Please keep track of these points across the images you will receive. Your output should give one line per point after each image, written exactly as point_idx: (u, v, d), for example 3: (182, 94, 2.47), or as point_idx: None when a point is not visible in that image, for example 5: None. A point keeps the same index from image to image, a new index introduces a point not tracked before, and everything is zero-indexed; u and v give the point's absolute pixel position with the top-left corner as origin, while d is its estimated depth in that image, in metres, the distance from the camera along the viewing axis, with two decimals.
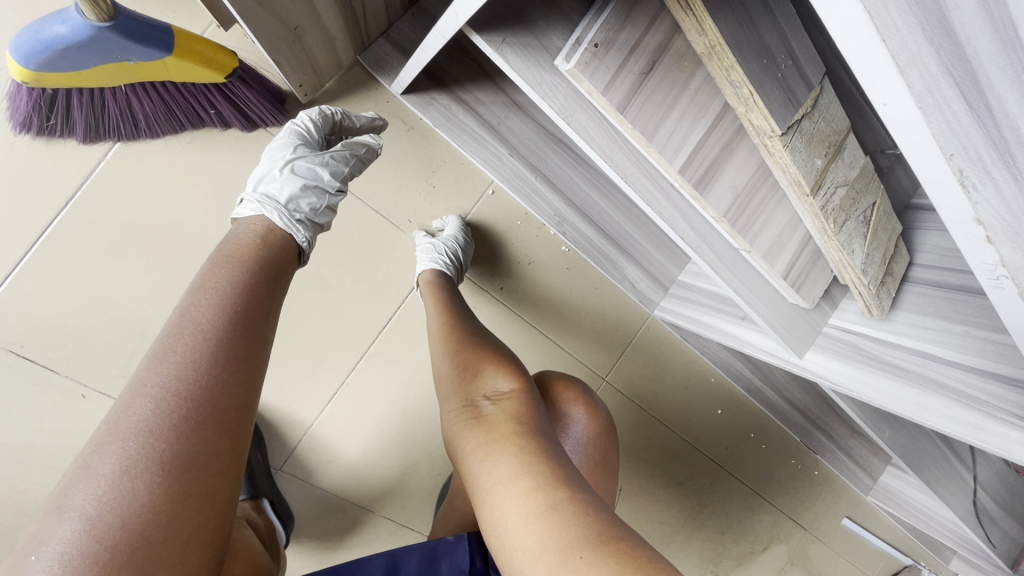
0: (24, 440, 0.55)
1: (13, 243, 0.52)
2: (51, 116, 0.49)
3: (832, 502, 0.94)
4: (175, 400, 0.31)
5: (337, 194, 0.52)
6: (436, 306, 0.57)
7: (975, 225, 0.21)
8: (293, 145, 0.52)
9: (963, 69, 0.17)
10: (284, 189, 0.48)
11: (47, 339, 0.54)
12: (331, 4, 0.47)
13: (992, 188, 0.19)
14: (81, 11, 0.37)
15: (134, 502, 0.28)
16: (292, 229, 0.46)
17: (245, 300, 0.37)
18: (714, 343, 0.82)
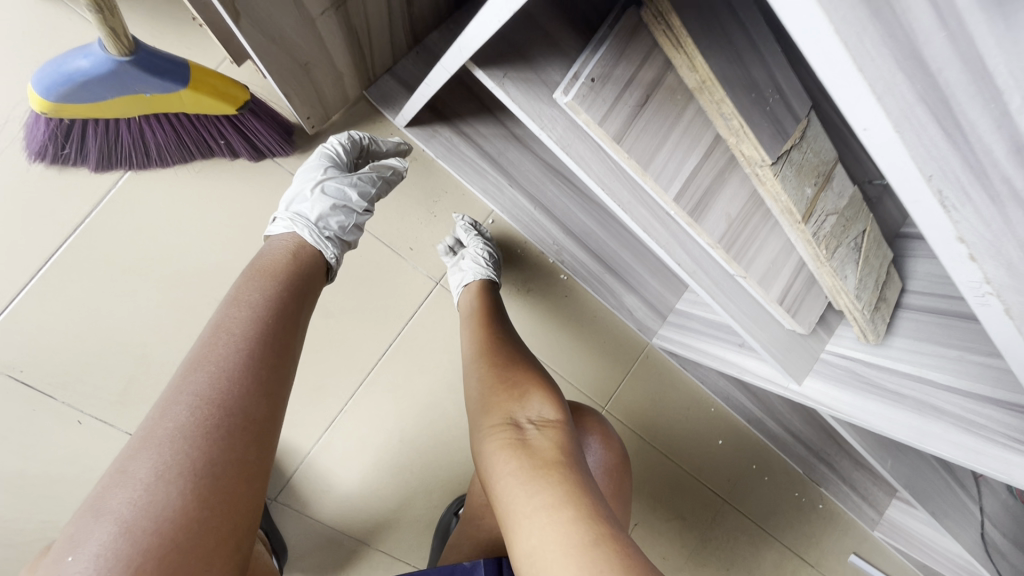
0: (17, 467, 0.54)
1: (20, 268, 0.53)
2: (65, 147, 0.50)
3: (837, 537, 0.92)
4: (209, 407, 0.32)
5: (364, 213, 0.53)
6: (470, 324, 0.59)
7: (957, 244, 0.21)
8: (324, 167, 0.54)
9: (936, 97, 0.19)
10: (315, 207, 0.50)
11: (47, 364, 0.54)
12: (341, 42, 0.50)
13: (971, 208, 0.20)
14: (104, 48, 0.39)
15: (168, 506, 0.28)
16: (322, 245, 0.48)
17: (273, 318, 0.39)
18: (713, 372, 0.82)
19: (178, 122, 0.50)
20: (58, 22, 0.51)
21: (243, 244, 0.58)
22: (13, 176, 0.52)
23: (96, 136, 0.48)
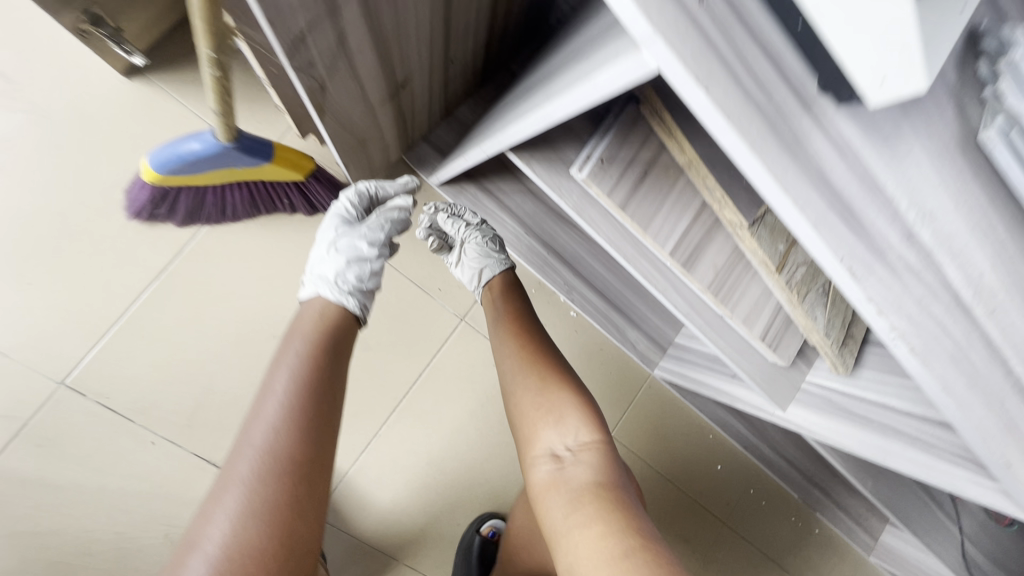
0: (97, 482, 0.61)
1: (111, 307, 0.61)
2: (159, 208, 0.59)
3: (834, 561, 0.98)
4: (266, 457, 0.40)
5: (379, 259, 0.58)
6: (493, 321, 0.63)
7: (867, 301, 0.30)
8: (336, 226, 0.59)
9: (839, 204, 0.27)
10: (332, 265, 0.55)
11: (129, 390, 0.62)
12: (391, 121, 0.60)
13: (872, 277, 0.29)
14: (213, 137, 0.49)
15: (242, 540, 0.37)
16: (343, 298, 0.53)
17: (316, 372, 0.45)
18: (710, 402, 0.90)
19: (254, 188, 0.60)
20: (152, 102, 0.61)
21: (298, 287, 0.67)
22: (111, 231, 0.61)
23: (188, 201, 0.57)
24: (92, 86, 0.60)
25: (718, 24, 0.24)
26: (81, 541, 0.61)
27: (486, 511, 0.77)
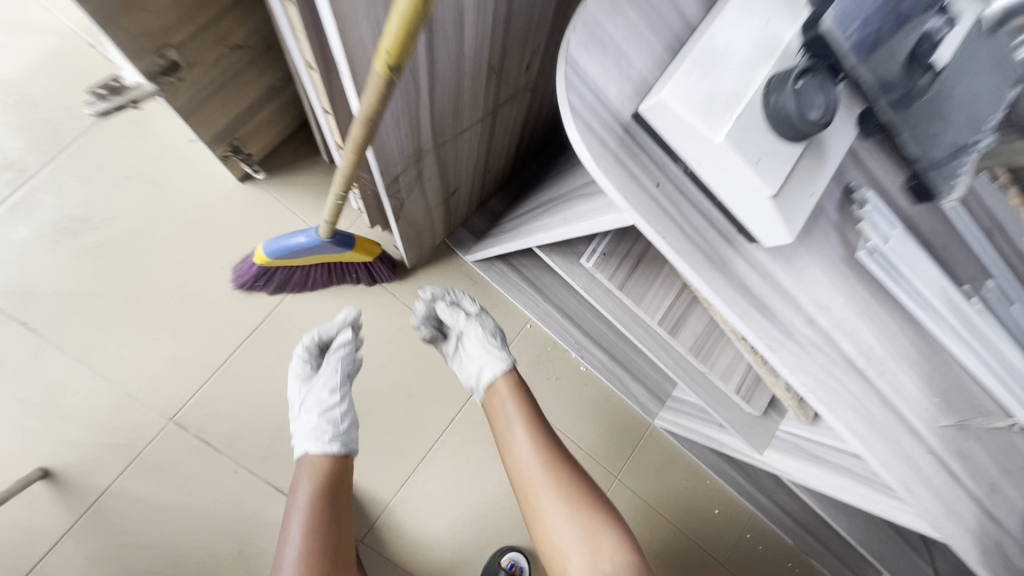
0: (189, 503, 0.74)
1: (211, 358, 0.76)
2: (257, 281, 0.75)
3: None
4: None
5: (344, 396, 0.64)
6: (503, 421, 0.63)
7: (781, 368, 0.45)
8: (299, 386, 0.67)
9: (755, 303, 0.43)
10: (310, 421, 0.62)
11: (220, 426, 0.76)
12: (441, 216, 0.77)
13: (783, 351, 0.44)
14: (315, 233, 0.65)
15: None
16: (326, 446, 0.59)
17: (323, 525, 0.52)
18: (706, 450, 1.01)
19: (333, 267, 0.76)
20: (257, 197, 0.78)
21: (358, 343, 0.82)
22: (217, 297, 0.77)
23: (282, 278, 0.74)
24: (211, 184, 0.77)
25: (670, 200, 0.39)
26: (172, 554, 0.73)
27: (504, 544, 0.88)
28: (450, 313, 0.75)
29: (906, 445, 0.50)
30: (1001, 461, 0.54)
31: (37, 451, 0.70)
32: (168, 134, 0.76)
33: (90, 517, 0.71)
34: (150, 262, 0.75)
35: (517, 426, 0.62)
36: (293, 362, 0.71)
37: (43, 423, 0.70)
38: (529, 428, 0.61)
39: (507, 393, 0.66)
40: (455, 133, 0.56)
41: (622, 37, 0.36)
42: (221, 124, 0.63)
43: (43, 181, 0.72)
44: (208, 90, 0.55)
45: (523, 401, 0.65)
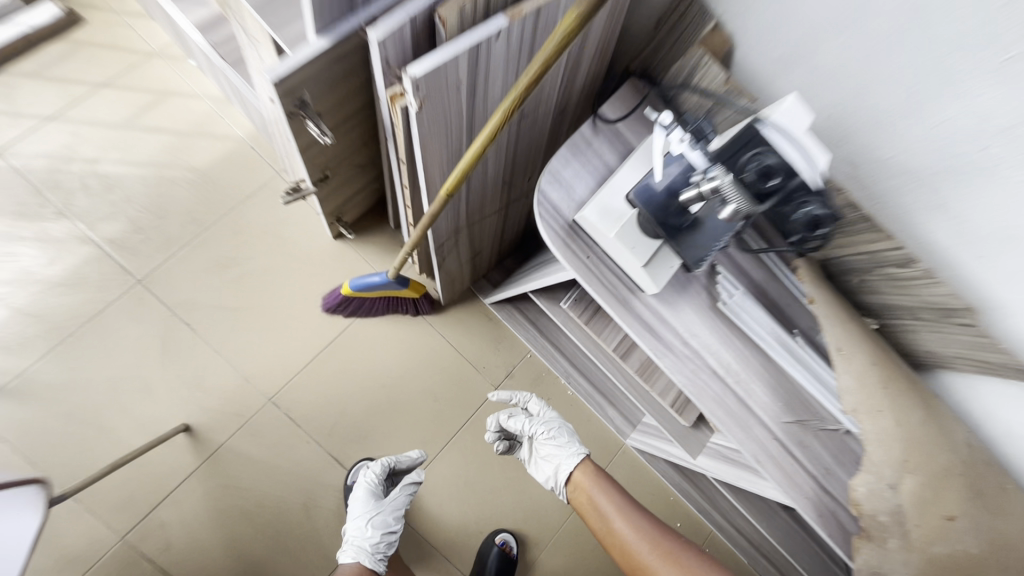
0: (275, 460, 1.04)
1: (300, 358, 1.08)
2: (338, 308, 1.07)
3: None
4: None
5: (393, 530, 0.95)
6: (594, 513, 0.88)
7: (668, 368, 0.74)
8: (369, 502, 0.95)
9: (649, 329, 0.74)
10: (369, 541, 0.92)
11: (303, 407, 1.07)
12: (469, 269, 1.08)
13: (669, 358, 0.74)
14: (386, 276, 0.98)
15: None
16: (377, 564, 0.92)
17: None
18: (670, 470, 1.26)
19: (391, 301, 1.08)
20: (344, 247, 1.12)
21: (402, 356, 1.14)
22: (309, 315, 1.09)
23: (358, 307, 1.06)
24: (314, 236, 1.11)
25: (596, 266, 0.71)
26: (260, 498, 1.02)
27: (499, 523, 1.14)
28: (513, 422, 1.01)
29: (756, 430, 0.77)
30: (836, 454, 0.79)
31: (180, 414, 1.01)
32: (290, 203, 1.11)
33: (209, 465, 1.01)
34: (268, 290, 1.08)
35: (604, 504, 0.88)
36: (364, 472, 0.98)
37: (186, 396, 1.01)
38: (610, 506, 0.87)
39: (587, 481, 0.92)
40: (481, 217, 0.89)
41: (568, 175, 0.71)
42: (337, 204, 0.98)
43: (208, 231, 1.07)
44: (338, 189, 0.90)
45: (605, 485, 0.91)
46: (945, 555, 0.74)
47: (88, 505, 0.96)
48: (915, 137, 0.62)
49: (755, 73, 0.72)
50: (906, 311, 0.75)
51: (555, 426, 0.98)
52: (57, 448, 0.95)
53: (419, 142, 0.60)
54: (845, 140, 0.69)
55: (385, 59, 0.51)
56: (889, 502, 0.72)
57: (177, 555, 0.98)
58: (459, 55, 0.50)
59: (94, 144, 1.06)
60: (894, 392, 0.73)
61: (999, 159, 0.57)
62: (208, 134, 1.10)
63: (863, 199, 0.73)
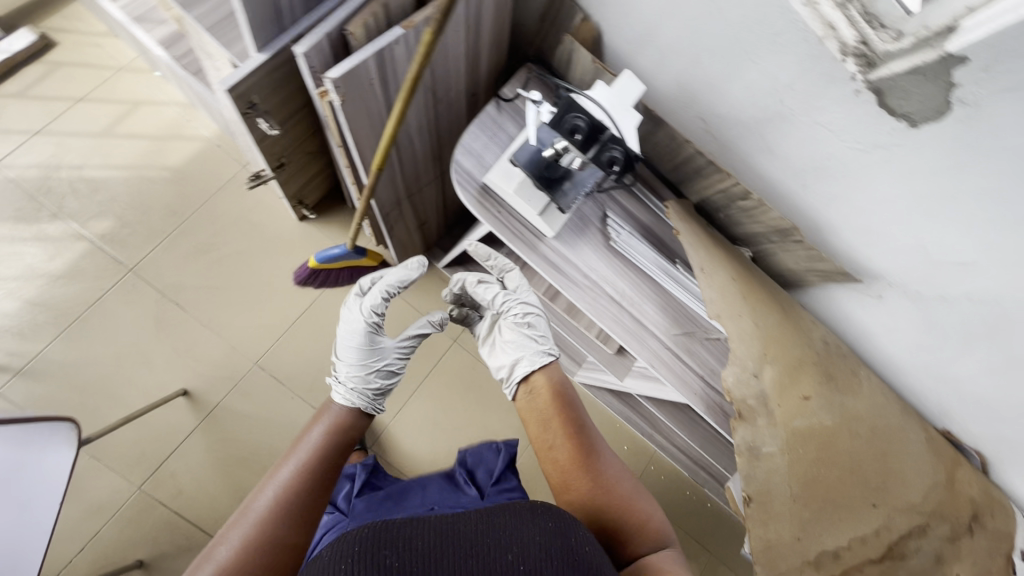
0: (266, 414, 1.21)
1: (279, 325, 1.24)
2: (308, 281, 1.22)
3: (713, 520, 1.48)
4: (289, 487, 0.77)
5: (392, 374, 1.03)
6: (545, 423, 0.88)
7: (572, 297, 0.92)
8: (374, 331, 1.02)
9: (553, 265, 0.92)
10: (369, 374, 1.00)
11: (286, 367, 1.23)
12: (417, 236, 1.24)
13: (572, 288, 0.92)
14: (346, 247, 1.13)
15: (279, 499, 0.76)
16: (372, 403, 0.97)
17: (323, 457, 0.83)
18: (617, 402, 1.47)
19: (355, 270, 1.23)
20: (309, 227, 1.28)
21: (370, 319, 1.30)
22: (284, 288, 1.25)
23: (327, 279, 1.21)
24: (282, 220, 1.27)
25: (507, 219, 0.89)
26: (254, 448, 1.19)
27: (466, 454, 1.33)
28: (488, 291, 1.06)
29: (649, 342, 0.95)
30: (720, 357, 0.97)
31: (179, 381, 1.17)
32: (258, 192, 1.26)
33: (208, 422, 1.18)
34: (246, 270, 1.23)
35: (560, 417, 0.87)
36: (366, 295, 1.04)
37: (183, 365, 1.18)
38: (569, 419, 0.87)
39: (548, 393, 0.92)
40: (419, 188, 1.05)
41: (477, 147, 0.88)
42: (297, 188, 1.13)
43: (186, 222, 1.22)
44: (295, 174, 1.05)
45: (567, 397, 0.91)
46: (804, 427, 0.94)
47: (107, 462, 1.13)
48: (736, 96, 0.81)
49: (621, 56, 0.89)
50: (760, 235, 0.95)
51: (529, 310, 1.04)
52: (75, 415, 1.11)
53: (347, 130, 0.76)
54: (694, 102, 0.87)
55: (310, 67, 0.67)
56: (754, 387, 0.91)
57: (187, 499, 1.14)
58: (366, 59, 0.66)
59: (80, 153, 1.20)
60: (752, 300, 0.92)
61: (794, 108, 0.76)
62: (180, 137, 1.25)
63: (718, 148, 0.92)
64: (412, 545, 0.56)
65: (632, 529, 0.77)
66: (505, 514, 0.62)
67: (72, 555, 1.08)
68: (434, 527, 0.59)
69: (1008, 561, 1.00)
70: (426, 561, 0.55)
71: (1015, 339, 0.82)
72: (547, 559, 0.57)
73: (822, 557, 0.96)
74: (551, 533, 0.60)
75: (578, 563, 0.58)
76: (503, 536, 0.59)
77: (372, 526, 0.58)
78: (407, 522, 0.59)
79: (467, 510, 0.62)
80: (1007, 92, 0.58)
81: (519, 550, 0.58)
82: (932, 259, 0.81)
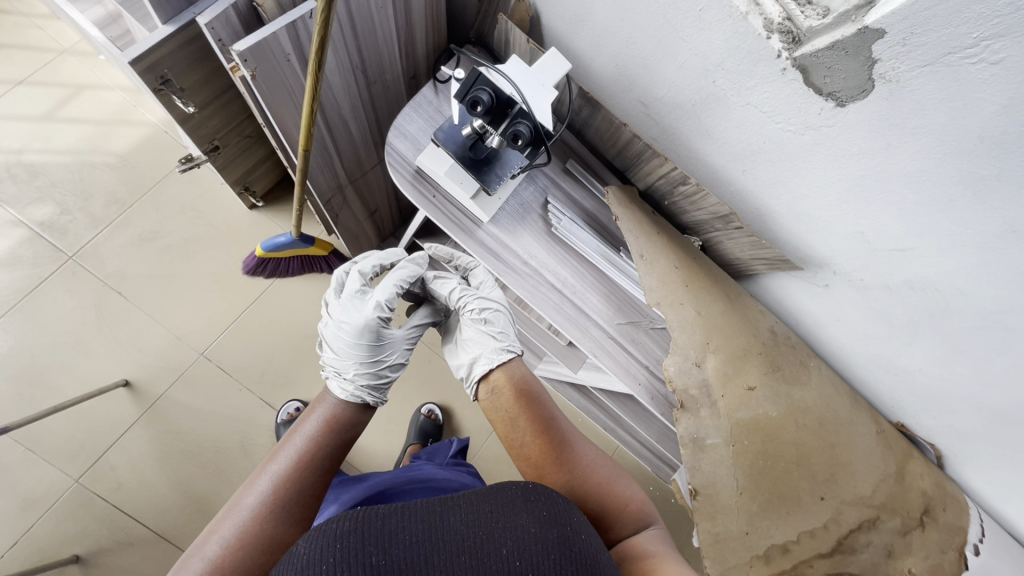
0: (206, 404, 1.25)
1: (227, 313, 1.31)
2: (260, 270, 1.23)
3: (679, 520, 1.46)
4: (282, 482, 0.68)
5: (399, 365, 0.91)
6: (509, 422, 0.76)
7: (509, 284, 0.90)
8: (381, 322, 0.88)
9: (489, 251, 0.90)
10: (375, 368, 0.87)
11: (230, 355, 1.29)
12: (370, 227, 1.24)
13: (510, 276, 0.89)
14: (291, 235, 1.10)
15: (273, 500, 0.66)
16: (380, 397, 0.85)
17: (320, 446, 0.73)
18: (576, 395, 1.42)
19: (304, 259, 1.22)
20: (259, 220, 1.37)
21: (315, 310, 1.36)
22: (231, 280, 1.34)
23: (276, 268, 1.21)
24: (232, 214, 1.38)
25: (440, 204, 0.87)
26: (196, 440, 1.23)
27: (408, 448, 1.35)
28: (444, 286, 0.94)
29: (592, 331, 0.92)
30: (665, 345, 0.94)
31: (121, 372, 1.23)
32: (207, 188, 1.37)
33: (150, 413, 1.23)
34: (190, 259, 1.33)
35: (523, 412, 0.76)
36: (378, 285, 0.89)
37: (124, 353, 1.25)
38: (535, 412, 0.76)
39: (511, 386, 0.80)
40: (362, 173, 1.04)
41: (413, 130, 0.87)
42: (239, 176, 1.12)
43: (129, 209, 1.33)
44: (234, 158, 1.04)
45: (532, 388, 0.80)
46: (749, 419, 0.90)
47: (43, 454, 1.17)
48: (672, 76, 0.79)
49: (560, 33, 0.90)
50: (705, 223, 0.94)
51: (489, 305, 0.91)
52: (18, 390, 1.19)
53: (265, 107, 0.74)
54: (632, 84, 0.87)
55: (217, 39, 0.65)
56: (696, 377, 0.86)
57: (126, 494, 1.18)
58: (275, 31, 0.64)
59: (19, 138, 1.33)
60: (694, 288, 0.90)
61: (726, 89, 0.74)
62: (126, 122, 1.39)
63: (660, 133, 0.91)
64: (396, 541, 0.48)
65: (614, 512, 0.69)
66: (501, 502, 0.53)
67: (3, 549, 1.10)
68: (421, 519, 0.50)
69: (959, 555, 0.96)
70: (411, 560, 0.47)
71: (954, 326, 0.79)
72: (548, 559, 0.49)
73: (771, 551, 0.91)
74: (554, 527, 0.51)
75: (584, 565, 0.49)
76: (500, 531, 0.50)
77: (353, 517, 0.50)
78: (390, 512, 0.51)
79: (461, 495, 0.54)
80: (924, 67, 0.56)
81: (517, 547, 0.49)
82: (870, 244, 0.78)
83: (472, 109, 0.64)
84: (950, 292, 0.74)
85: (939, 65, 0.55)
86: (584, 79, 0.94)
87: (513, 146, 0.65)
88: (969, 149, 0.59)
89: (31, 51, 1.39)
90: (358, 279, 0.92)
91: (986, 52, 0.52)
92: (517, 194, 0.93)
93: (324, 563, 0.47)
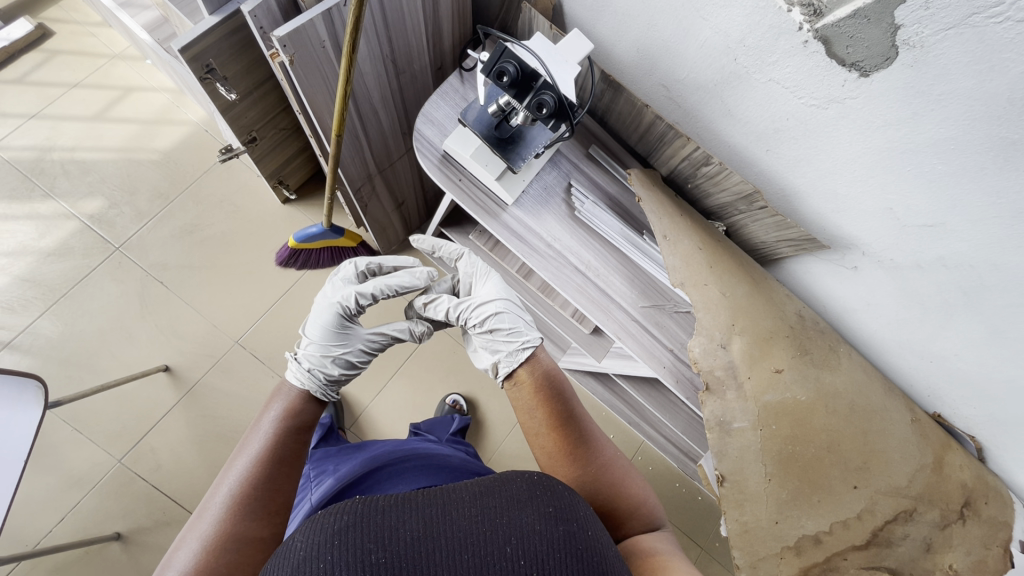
0: (241, 391, 1.34)
1: (261, 305, 1.39)
2: (294, 261, 1.25)
3: (707, 520, 1.43)
4: (246, 482, 0.67)
5: (355, 366, 0.91)
6: (528, 414, 0.77)
7: (530, 261, 0.92)
8: (336, 316, 0.90)
9: (513, 231, 0.92)
10: (318, 357, 0.88)
11: (264, 344, 1.37)
12: (397, 219, 1.29)
13: (534, 257, 0.92)
14: (322, 226, 1.14)
15: (237, 500, 0.65)
16: (322, 392, 0.85)
17: (280, 440, 0.72)
18: (599, 387, 1.41)
19: (335, 250, 1.25)
20: (295, 217, 1.46)
21: None
22: (266, 273, 1.41)
23: (307, 258, 1.23)
24: (270, 209, 1.45)
25: (464, 186, 0.92)
26: (232, 425, 1.31)
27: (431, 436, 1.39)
28: (439, 308, 0.93)
29: (616, 313, 0.92)
30: (691, 329, 0.93)
31: (162, 359, 1.32)
32: (245, 184, 1.46)
33: (188, 397, 1.32)
34: (226, 251, 1.41)
35: (544, 406, 0.76)
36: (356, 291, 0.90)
37: (165, 340, 1.34)
38: (556, 407, 0.76)
39: (533, 381, 0.80)
40: (391, 163, 1.09)
41: (439, 116, 0.92)
42: (275, 168, 1.18)
43: (170, 204, 1.42)
44: (268, 151, 1.10)
45: (559, 382, 0.80)
46: (776, 402, 0.86)
47: (88, 435, 1.26)
48: (693, 56, 0.81)
49: (583, 20, 0.93)
50: (729, 205, 0.94)
51: (490, 310, 0.90)
52: (68, 372, 1.29)
53: (301, 91, 0.77)
54: (654, 67, 0.89)
55: (259, 26, 0.70)
56: (721, 358, 0.84)
57: (165, 474, 1.26)
58: (312, 18, 0.67)
59: (72, 137, 1.43)
60: (719, 270, 0.89)
61: (747, 66, 0.75)
62: (170, 121, 1.48)
63: (682, 116, 0.93)
64: (398, 537, 0.43)
65: (624, 511, 0.70)
66: (505, 495, 0.47)
67: (52, 525, 1.20)
68: (422, 512, 0.45)
69: (1004, 552, 0.88)
70: (410, 558, 0.42)
71: (990, 306, 0.74)
72: (558, 559, 0.44)
73: (803, 543, 0.85)
74: (563, 523, 0.46)
75: (595, 566, 0.44)
76: (505, 527, 0.45)
77: (352, 511, 0.45)
78: (389, 505, 0.45)
79: (462, 484, 0.48)
80: (947, 30, 0.56)
81: (524, 545, 0.44)
82: (900, 220, 0.76)
83: (499, 81, 0.68)
84: (985, 268, 0.71)
85: (964, 27, 0.55)
86: (608, 65, 0.97)
87: (538, 114, 0.68)
88: (999, 114, 0.58)
89: (87, 57, 1.50)
90: (352, 272, 0.96)
91: (1011, 10, 0.52)
92: (540, 179, 0.95)
93: (320, 563, 0.42)
